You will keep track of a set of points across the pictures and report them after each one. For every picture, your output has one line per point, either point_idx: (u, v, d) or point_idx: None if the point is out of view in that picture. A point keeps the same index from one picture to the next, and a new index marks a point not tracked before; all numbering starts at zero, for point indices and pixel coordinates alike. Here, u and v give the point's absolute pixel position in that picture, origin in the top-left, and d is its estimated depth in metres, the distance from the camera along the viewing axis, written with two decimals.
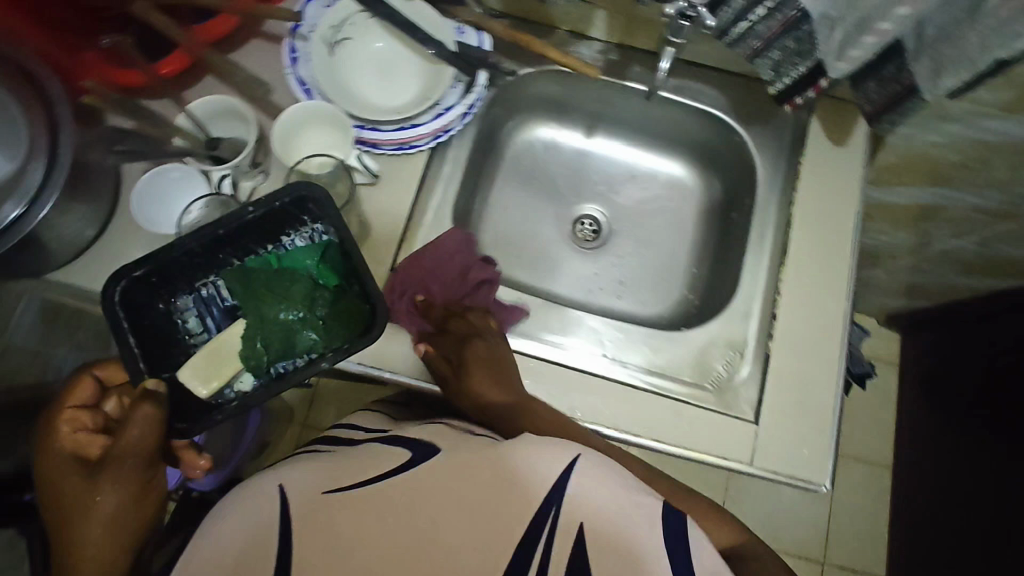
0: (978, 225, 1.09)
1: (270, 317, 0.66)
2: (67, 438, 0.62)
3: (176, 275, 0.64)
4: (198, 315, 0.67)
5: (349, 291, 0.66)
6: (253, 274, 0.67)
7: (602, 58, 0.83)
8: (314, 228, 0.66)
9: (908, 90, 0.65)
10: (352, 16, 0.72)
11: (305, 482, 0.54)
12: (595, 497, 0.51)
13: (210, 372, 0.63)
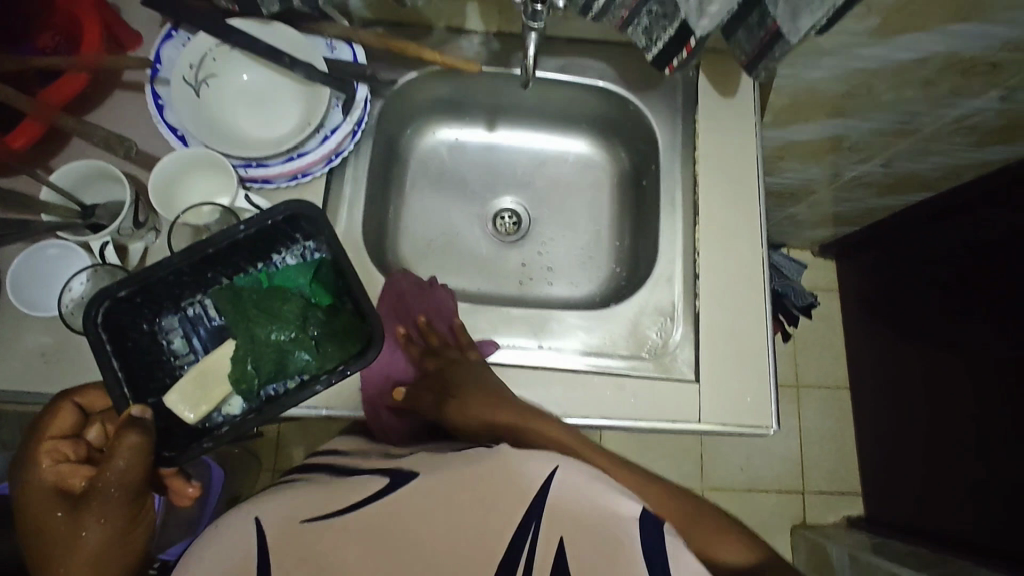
0: (878, 147, 1.13)
1: (261, 337, 0.65)
2: (49, 471, 0.57)
3: (162, 296, 0.64)
4: (183, 335, 0.67)
5: (343, 309, 0.66)
6: (243, 295, 0.66)
7: (485, 50, 0.82)
8: (305, 246, 0.67)
9: (773, 35, 0.66)
10: (212, 50, 0.69)
11: (289, 510, 0.57)
12: (570, 490, 0.57)
13: (201, 395, 0.62)
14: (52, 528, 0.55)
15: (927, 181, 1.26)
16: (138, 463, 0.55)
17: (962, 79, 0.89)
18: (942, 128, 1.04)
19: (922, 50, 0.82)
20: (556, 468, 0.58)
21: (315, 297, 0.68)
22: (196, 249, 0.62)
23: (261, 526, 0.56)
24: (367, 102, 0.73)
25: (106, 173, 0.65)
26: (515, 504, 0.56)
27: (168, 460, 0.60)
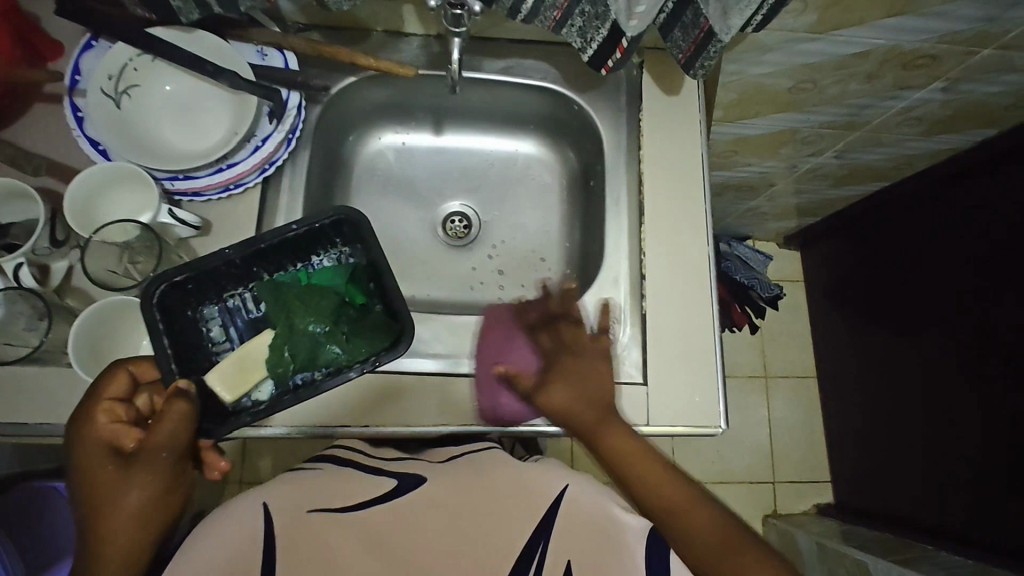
0: (830, 140, 1.14)
1: (298, 329, 0.65)
2: (104, 430, 0.53)
3: (209, 283, 0.64)
4: (222, 324, 0.67)
5: (374, 311, 0.67)
6: (283, 288, 0.67)
7: (425, 52, 0.81)
8: (342, 250, 0.68)
9: (707, 34, 0.65)
10: (132, 60, 0.66)
11: (297, 504, 0.58)
12: (585, 505, 0.59)
13: (239, 379, 0.63)
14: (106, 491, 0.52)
15: (881, 171, 1.27)
16: (185, 430, 0.52)
17: (904, 71, 0.89)
18: (890, 120, 1.05)
19: (862, 44, 0.82)
20: (567, 485, 0.60)
21: (350, 298, 0.68)
22: (249, 242, 0.63)
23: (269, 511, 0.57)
24: (300, 110, 0.72)
25: (20, 192, 0.62)
26: (529, 512, 0.59)
27: (205, 433, 0.58)
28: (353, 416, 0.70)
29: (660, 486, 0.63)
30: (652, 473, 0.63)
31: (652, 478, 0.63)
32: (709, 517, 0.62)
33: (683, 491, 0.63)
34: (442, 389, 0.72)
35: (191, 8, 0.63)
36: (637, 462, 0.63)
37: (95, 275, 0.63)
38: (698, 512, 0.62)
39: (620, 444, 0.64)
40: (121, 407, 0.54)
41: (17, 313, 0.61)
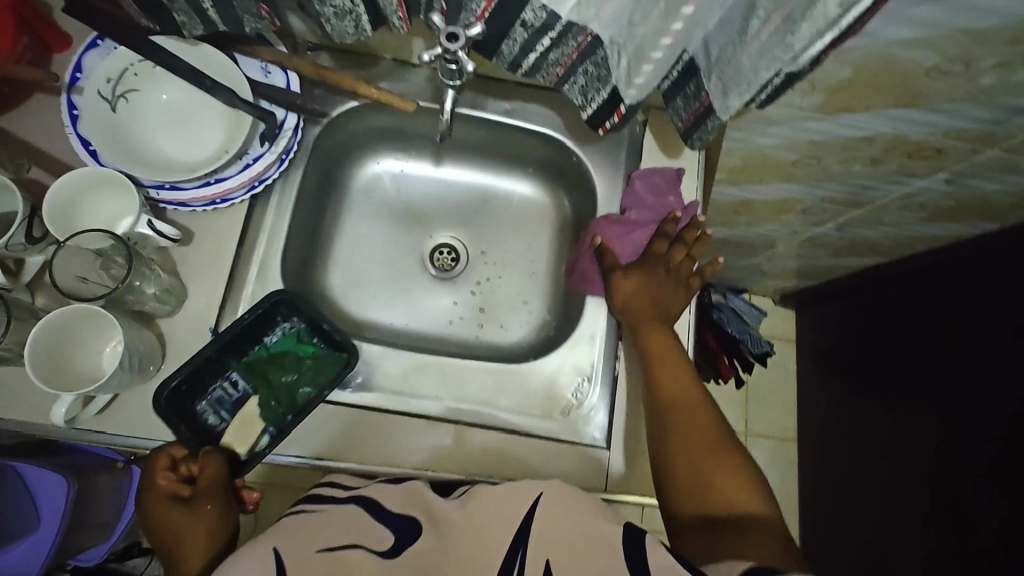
0: (831, 212, 1.13)
1: (277, 387, 0.69)
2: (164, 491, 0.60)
3: (196, 384, 0.66)
4: (213, 412, 0.67)
5: (327, 354, 0.70)
6: (252, 366, 0.69)
7: (430, 85, 0.80)
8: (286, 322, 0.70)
9: (706, 108, 0.65)
10: (134, 65, 0.67)
11: (301, 544, 0.53)
12: (559, 519, 0.53)
13: (243, 436, 0.67)
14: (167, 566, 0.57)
15: (881, 248, 1.26)
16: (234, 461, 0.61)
17: (908, 160, 0.89)
18: (892, 203, 1.05)
19: (868, 130, 0.82)
20: (539, 495, 0.55)
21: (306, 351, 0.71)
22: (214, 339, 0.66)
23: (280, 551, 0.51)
24: (296, 131, 0.72)
25: None
26: (505, 529, 0.53)
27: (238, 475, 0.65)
28: (306, 446, 0.68)
29: (679, 396, 0.66)
30: (674, 371, 0.68)
31: (668, 378, 0.67)
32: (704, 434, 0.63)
33: (685, 399, 0.66)
34: (404, 429, 0.70)
35: (195, 23, 0.62)
36: (667, 361, 0.68)
37: (63, 281, 0.62)
38: (696, 427, 0.63)
39: (659, 341, 0.70)
40: (173, 480, 0.60)
41: None
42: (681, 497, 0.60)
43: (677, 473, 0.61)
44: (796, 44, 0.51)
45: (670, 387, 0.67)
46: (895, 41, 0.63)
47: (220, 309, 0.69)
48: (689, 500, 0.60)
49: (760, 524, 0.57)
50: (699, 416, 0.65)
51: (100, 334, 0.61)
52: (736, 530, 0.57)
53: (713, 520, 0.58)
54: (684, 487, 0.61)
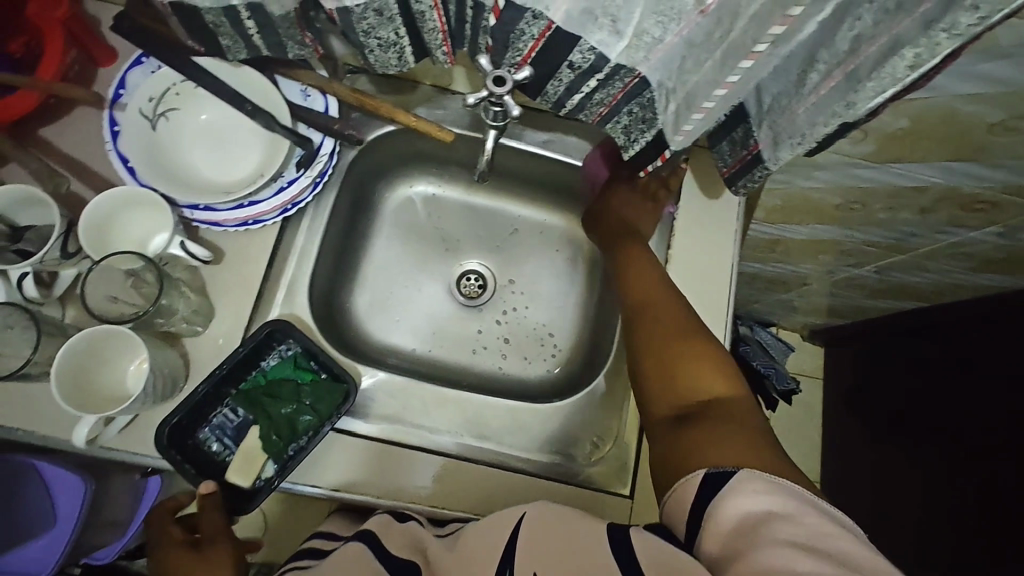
0: (873, 256, 1.09)
1: (277, 418, 0.66)
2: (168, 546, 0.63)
3: (198, 414, 0.64)
4: (217, 440, 0.66)
5: (323, 380, 0.69)
6: (250, 396, 0.67)
7: (468, 113, 0.79)
8: (281, 347, 0.69)
9: (754, 156, 0.63)
10: (176, 85, 0.67)
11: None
12: (542, 530, 0.49)
13: (248, 469, 0.64)
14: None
15: (922, 294, 1.21)
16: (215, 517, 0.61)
17: (960, 211, 0.85)
18: (938, 251, 1.00)
19: (919, 180, 0.78)
20: (523, 514, 0.51)
21: (304, 377, 0.69)
22: (211, 372, 0.64)
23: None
24: (331, 157, 0.72)
25: (35, 199, 0.61)
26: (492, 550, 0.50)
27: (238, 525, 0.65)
28: (324, 477, 0.66)
29: (648, 293, 0.69)
30: (646, 279, 0.71)
31: (639, 286, 0.71)
32: (675, 333, 0.64)
33: (660, 296, 0.69)
34: (427, 463, 0.68)
35: (240, 47, 0.62)
36: (641, 273, 0.72)
37: (94, 302, 0.63)
38: (664, 323, 0.65)
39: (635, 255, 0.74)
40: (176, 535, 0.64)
41: (12, 324, 0.60)
42: (657, 395, 0.62)
43: (652, 374, 0.63)
44: (858, 103, 0.49)
45: (640, 293, 0.70)
46: (959, 95, 0.61)
47: (245, 332, 0.68)
48: (665, 396, 0.61)
49: (732, 415, 0.56)
50: (669, 302, 0.68)
51: (125, 354, 0.61)
52: (701, 420, 0.56)
53: (683, 413, 0.59)
54: (659, 385, 0.62)
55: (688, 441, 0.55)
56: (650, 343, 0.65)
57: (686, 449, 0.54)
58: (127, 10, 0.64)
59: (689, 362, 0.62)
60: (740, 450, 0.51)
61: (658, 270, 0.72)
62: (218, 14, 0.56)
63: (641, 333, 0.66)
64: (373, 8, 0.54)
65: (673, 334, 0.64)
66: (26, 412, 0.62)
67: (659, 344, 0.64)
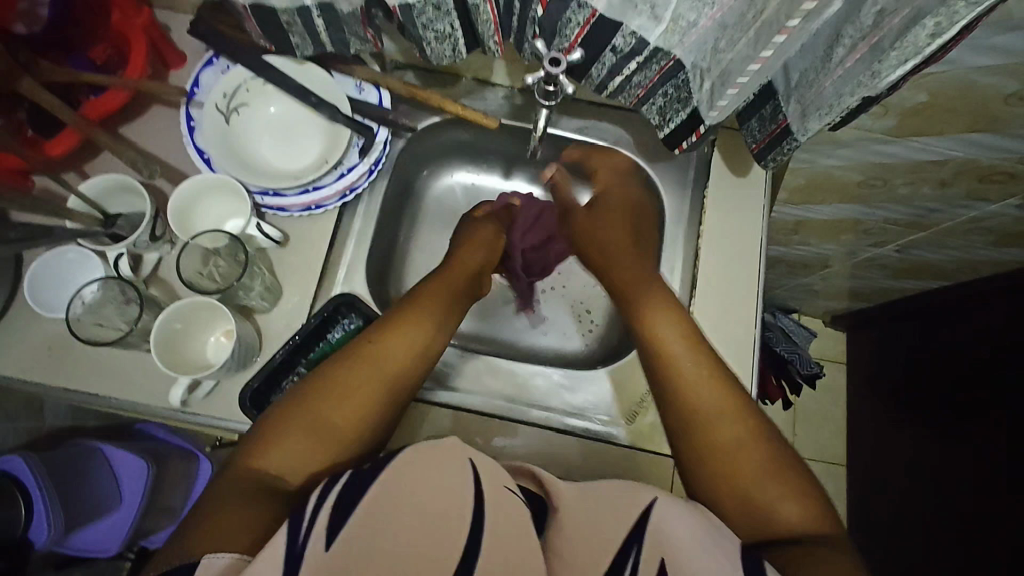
0: (895, 234, 1.13)
1: None
2: None
3: (274, 382, 0.70)
4: None
5: None
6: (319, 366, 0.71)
7: (508, 103, 0.84)
8: (346, 321, 0.73)
9: (783, 130, 0.67)
10: (246, 82, 0.73)
11: (493, 476, 0.52)
12: (674, 526, 0.51)
13: None
14: (369, 386, 0.60)
15: (944, 272, 1.24)
16: None
17: (979, 183, 0.88)
18: (959, 226, 1.04)
19: (938, 153, 0.82)
20: (655, 499, 0.53)
21: None
22: (286, 341, 0.71)
23: (474, 472, 0.52)
24: (386, 146, 0.76)
25: (126, 186, 0.68)
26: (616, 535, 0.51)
27: None
28: (389, 440, 0.72)
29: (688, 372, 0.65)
30: (706, 391, 0.63)
31: (698, 394, 0.63)
32: (751, 457, 0.59)
33: (699, 382, 0.64)
34: (448, 416, 0.74)
35: (308, 44, 0.68)
36: (698, 386, 0.64)
37: (186, 275, 0.69)
38: (729, 429, 0.61)
39: (689, 356, 0.66)
40: None
41: (110, 298, 0.67)
42: (738, 523, 0.58)
43: (730, 504, 0.58)
44: (883, 72, 0.53)
45: (705, 404, 0.63)
46: (975, 67, 0.65)
47: (313, 306, 0.74)
48: (746, 525, 0.57)
49: (831, 543, 0.54)
50: (710, 389, 0.63)
51: (211, 326, 0.68)
52: (799, 548, 0.53)
53: (771, 541, 0.55)
54: (739, 511, 0.58)
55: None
56: (724, 470, 0.60)
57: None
58: (203, 17, 0.72)
59: (772, 483, 0.58)
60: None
61: (715, 367, 0.65)
62: (292, 12, 0.63)
63: (715, 464, 0.60)
64: (432, 3, 0.60)
65: (750, 460, 0.59)
66: (120, 380, 0.68)
67: (739, 479, 0.59)
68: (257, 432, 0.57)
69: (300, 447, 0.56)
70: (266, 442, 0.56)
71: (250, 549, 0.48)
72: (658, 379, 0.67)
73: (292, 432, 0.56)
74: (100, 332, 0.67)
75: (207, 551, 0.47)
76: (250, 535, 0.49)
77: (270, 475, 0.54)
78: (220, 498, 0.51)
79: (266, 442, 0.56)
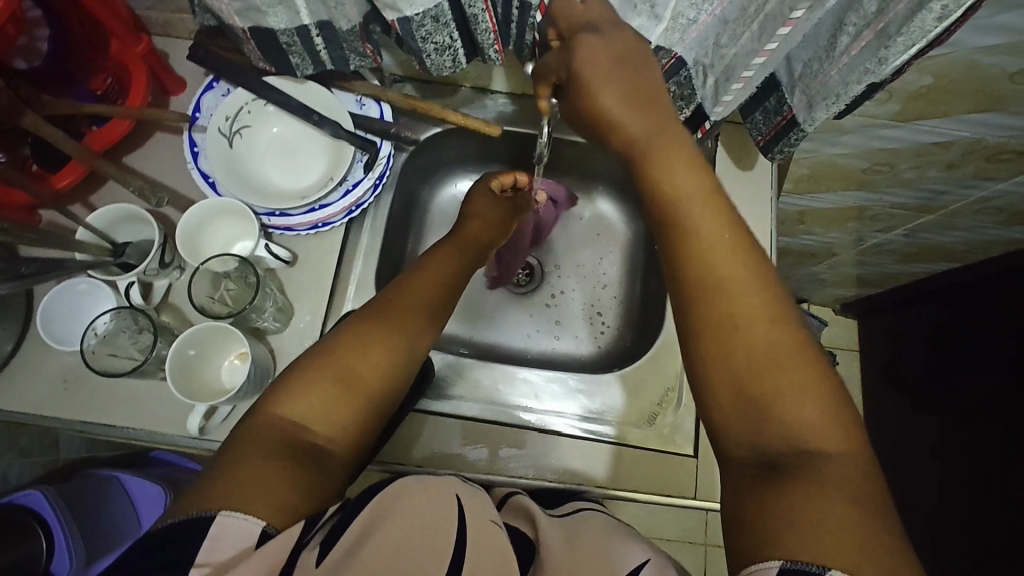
0: (901, 219, 1.12)
1: None
2: None
3: None
4: None
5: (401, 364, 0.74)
6: None
7: (508, 109, 0.84)
8: None
9: (789, 121, 0.67)
10: (248, 104, 0.74)
11: (477, 513, 0.51)
12: None
13: None
14: (387, 345, 0.58)
15: (954, 254, 1.23)
16: None
17: (987, 163, 0.88)
18: (967, 207, 1.03)
19: (944, 135, 0.82)
20: (646, 561, 0.49)
21: None
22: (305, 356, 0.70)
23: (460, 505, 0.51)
24: (390, 159, 0.76)
25: (133, 216, 0.68)
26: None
27: None
28: (406, 456, 0.71)
29: (699, 241, 0.49)
30: (728, 272, 0.48)
31: (714, 264, 0.48)
32: (762, 344, 0.45)
33: (712, 255, 0.48)
34: (450, 429, 0.73)
35: (307, 63, 0.67)
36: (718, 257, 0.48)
37: (197, 300, 0.68)
38: (741, 310, 0.47)
39: (711, 218, 0.50)
40: None
41: (124, 328, 0.67)
42: (731, 429, 0.45)
43: (729, 404, 0.45)
44: (890, 57, 0.53)
45: (719, 270, 0.48)
46: (977, 48, 0.64)
47: (323, 326, 0.73)
48: (739, 438, 0.45)
49: (835, 465, 0.41)
50: (726, 259, 0.48)
51: (224, 349, 0.67)
52: (794, 481, 0.41)
53: (764, 461, 0.43)
54: (739, 425, 0.45)
55: (782, 525, 0.39)
56: (726, 352, 0.46)
57: (766, 526, 0.39)
58: (200, 40, 0.72)
59: (787, 387, 0.44)
60: (855, 538, 0.37)
61: (737, 239, 0.49)
62: (291, 34, 0.63)
63: (711, 346, 0.46)
64: (430, 15, 0.60)
65: (761, 350, 0.45)
66: (136, 408, 0.68)
67: (741, 372, 0.45)
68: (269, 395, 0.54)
69: (320, 406, 0.53)
70: (284, 396, 0.53)
71: (275, 519, 0.45)
72: (667, 245, 0.51)
73: (310, 389, 0.54)
74: (113, 362, 0.66)
75: (226, 509, 0.44)
76: (274, 500, 0.46)
77: (295, 430, 0.51)
78: (241, 450, 0.49)
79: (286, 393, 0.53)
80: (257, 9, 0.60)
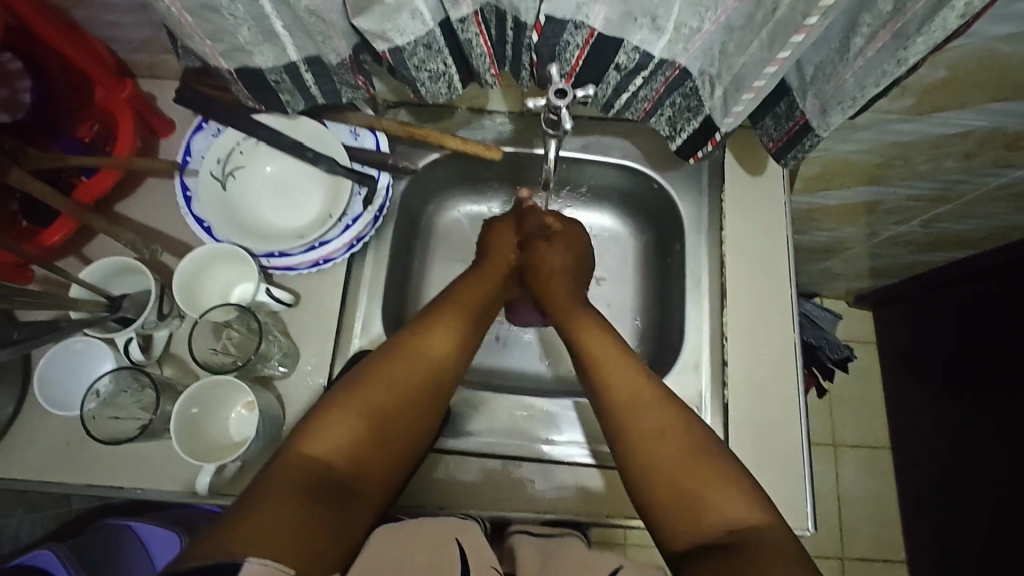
0: (917, 210, 1.09)
1: None
2: None
3: None
4: None
5: None
6: None
7: (506, 130, 0.81)
8: None
9: (802, 127, 0.64)
10: (240, 144, 0.71)
11: (479, 553, 0.53)
12: None
13: None
14: (403, 387, 0.62)
15: (972, 241, 1.19)
16: None
17: (1005, 150, 0.85)
18: (985, 195, 1.00)
19: (961, 126, 0.79)
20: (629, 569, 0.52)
21: None
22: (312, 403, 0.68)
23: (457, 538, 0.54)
24: (388, 190, 0.74)
25: (130, 268, 0.66)
26: None
27: None
28: (424, 498, 0.69)
29: (614, 365, 0.67)
30: (647, 409, 0.63)
31: (619, 381, 0.66)
32: (676, 439, 0.61)
33: (621, 372, 0.67)
34: (471, 467, 0.71)
35: (298, 99, 0.65)
36: (634, 395, 0.64)
37: (199, 354, 0.66)
38: (655, 418, 0.63)
39: (615, 360, 0.68)
40: None
41: (124, 388, 0.64)
42: (673, 527, 0.57)
43: (663, 492, 0.58)
44: (909, 58, 0.51)
45: (620, 384, 0.66)
46: (997, 37, 0.62)
47: (330, 368, 0.71)
48: (681, 531, 0.56)
49: (760, 530, 0.53)
50: (623, 361, 0.68)
51: (229, 401, 0.65)
52: (730, 547, 0.52)
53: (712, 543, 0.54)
54: (678, 512, 0.57)
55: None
56: (665, 467, 0.59)
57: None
58: (187, 82, 0.70)
59: (710, 478, 0.57)
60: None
61: (638, 366, 0.67)
62: (279, 71, 0.60)
63: (643, 444, 0.61)
64: (422, 43, 0.58)
65: (679, 447, 0.60)
66: (142, 470, 0.65)
67: (668, 462, 0.59)
68: (308, 422, 0.58)
69: (348, 440, 0.57)
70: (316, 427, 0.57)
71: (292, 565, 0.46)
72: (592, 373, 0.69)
73: (335, 428, 0.57)
74: (115, 425, 0.64)
75: (252, 554, 0.45)
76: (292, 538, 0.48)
77: (322, 466, 0.54)
78: (267, 490, 0.51)
79: (311, 435, 0.56)
80: (242, 49, 0.57)
